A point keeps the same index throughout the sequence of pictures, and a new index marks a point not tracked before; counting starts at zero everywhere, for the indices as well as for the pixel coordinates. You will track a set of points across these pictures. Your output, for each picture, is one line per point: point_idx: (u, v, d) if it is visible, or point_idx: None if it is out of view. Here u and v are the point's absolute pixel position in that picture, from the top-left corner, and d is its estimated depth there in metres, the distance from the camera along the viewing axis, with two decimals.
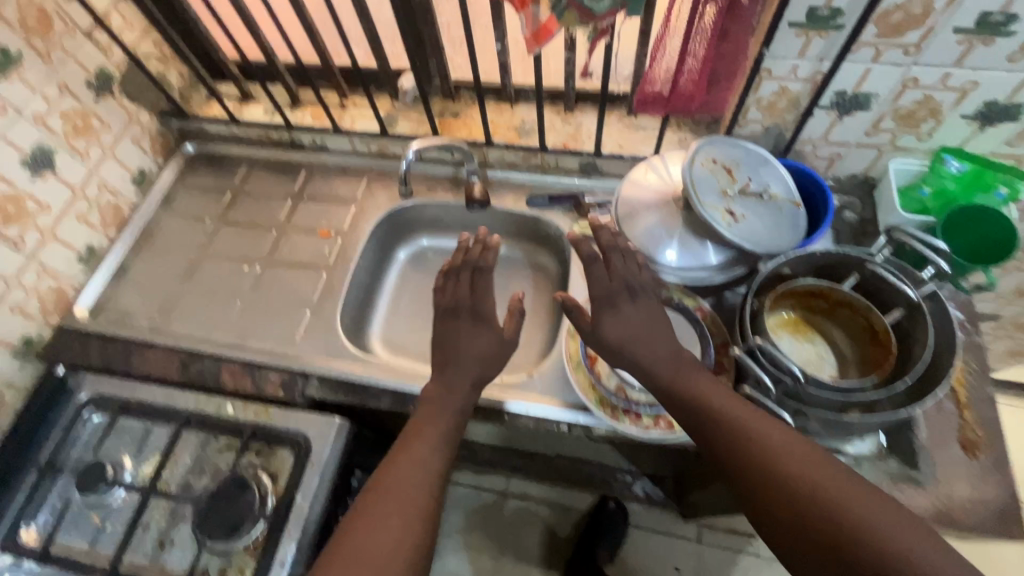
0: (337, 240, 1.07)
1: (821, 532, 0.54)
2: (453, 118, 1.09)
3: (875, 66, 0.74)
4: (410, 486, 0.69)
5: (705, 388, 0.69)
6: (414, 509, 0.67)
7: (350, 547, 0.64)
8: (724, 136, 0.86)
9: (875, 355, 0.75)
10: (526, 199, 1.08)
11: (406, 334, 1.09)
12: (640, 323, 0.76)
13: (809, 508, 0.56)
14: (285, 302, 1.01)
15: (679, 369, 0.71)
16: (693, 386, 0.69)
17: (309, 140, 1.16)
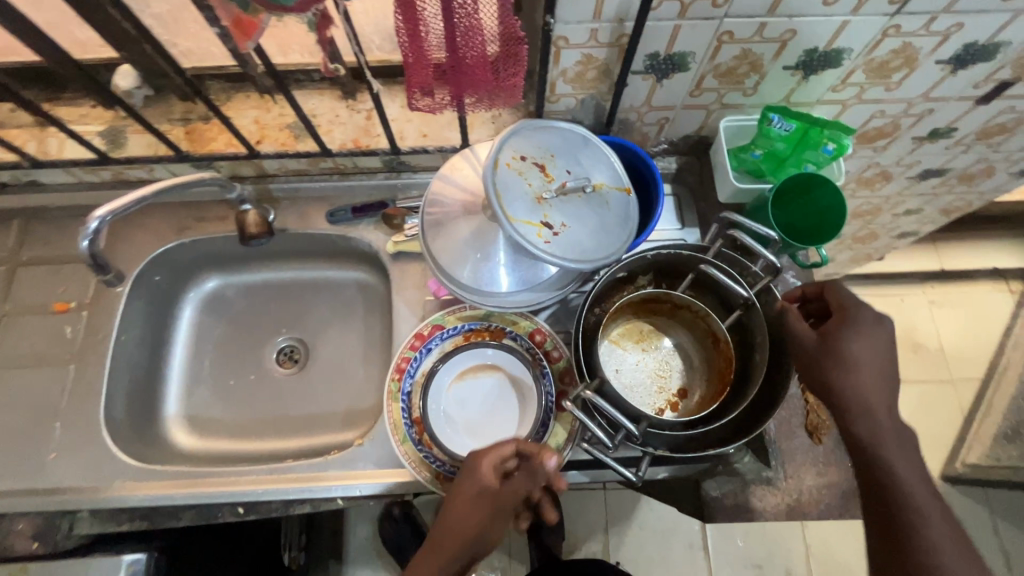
0: (80, 314, 0.80)
1: None
2: (204, 123, 0.82)
3: (683, 22, 0.60)
4: None
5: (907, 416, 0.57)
6: None
7: None
8: (529, 120, 0.70)
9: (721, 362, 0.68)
10: (326, 214, 0.87)
11: (214, 405, 0.88)
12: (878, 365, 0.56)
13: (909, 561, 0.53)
14: (22, 417, 0.76)
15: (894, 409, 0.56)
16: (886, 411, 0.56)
17: (7, 177, 0.83)
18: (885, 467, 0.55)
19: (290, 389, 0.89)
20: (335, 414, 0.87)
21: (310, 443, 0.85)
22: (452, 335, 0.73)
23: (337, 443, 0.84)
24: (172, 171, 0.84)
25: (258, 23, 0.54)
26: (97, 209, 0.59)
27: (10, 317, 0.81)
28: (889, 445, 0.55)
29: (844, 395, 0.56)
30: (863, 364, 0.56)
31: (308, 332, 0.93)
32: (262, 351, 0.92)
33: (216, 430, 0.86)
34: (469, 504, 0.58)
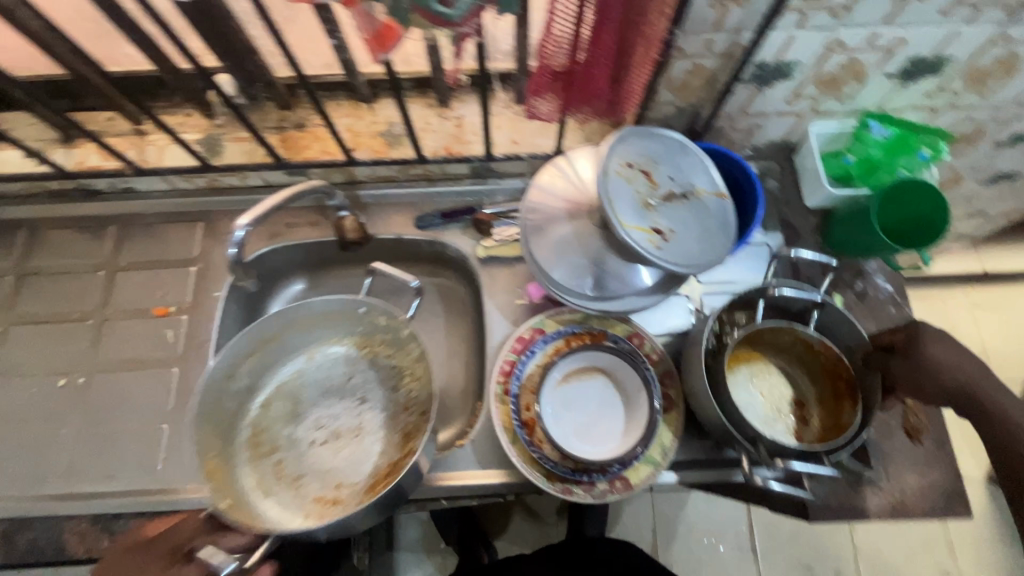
0: (180, 318, 0.82)
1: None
2: (298, 130, 0.85)
3: (799, 32, 0.61)
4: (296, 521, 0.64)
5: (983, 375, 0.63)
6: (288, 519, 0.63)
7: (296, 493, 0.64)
8: (633, 129, 0.72)
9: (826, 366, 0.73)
10: (413, 220, 0.88)
11: (271, 449, 0.78)
12: (964, 352, 0.63)
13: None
14: (130, 419, 0.77)
15: (978, 373, 0.63)
16: (954, 363, 0.63)
17: (107, 185, 0.86)
18: (984, 408, 0.62)
19: (340, 417, 0.80)
20: (379, 431, 0.79)
21: (363, 469, 0.76)
22: (553, 340, 0.74)
23: (386, 462, 0.76)
24: (266, 178, 0.86)
25: (398, 33, 0.54)
26: (241, 216, 0.68)
27: (112, 321, 0.83)
28: (990, 403, 0.62)
29: (943, 376, 0.63)
30: (947, 353, 0.63)
31: (346, 352, 0.85)
32: (303, 381, 0.83)
33: (276, 475, 0.76)
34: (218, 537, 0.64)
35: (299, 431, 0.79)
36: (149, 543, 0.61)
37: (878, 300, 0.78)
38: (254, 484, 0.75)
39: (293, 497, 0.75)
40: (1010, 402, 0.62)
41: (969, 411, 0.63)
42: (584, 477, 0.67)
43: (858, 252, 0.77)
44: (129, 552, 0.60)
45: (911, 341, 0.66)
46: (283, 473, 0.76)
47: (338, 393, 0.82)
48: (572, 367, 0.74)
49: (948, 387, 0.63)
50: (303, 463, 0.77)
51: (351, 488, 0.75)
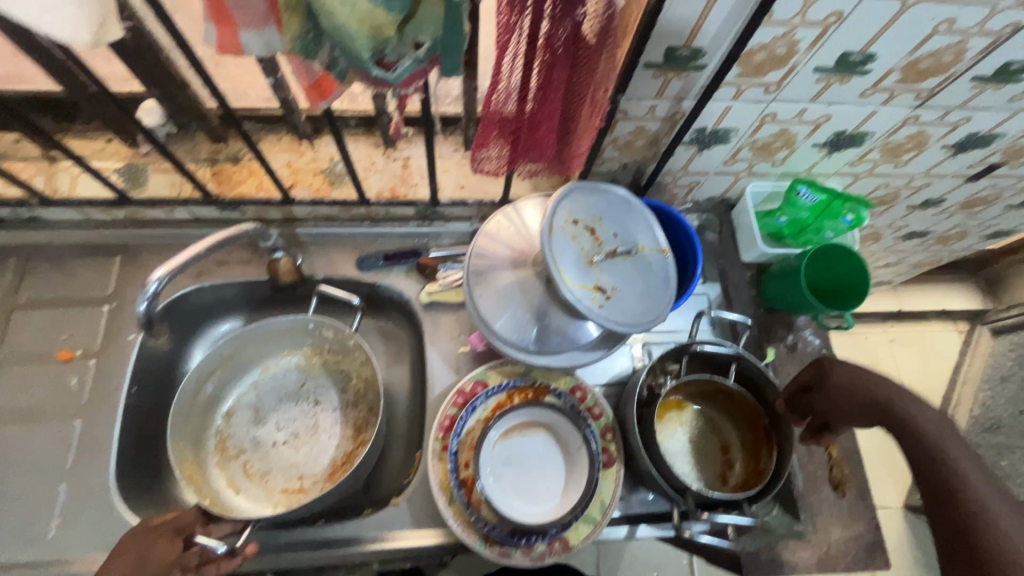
0: (87, 363, 0.75)
1: (959, 555, 0.54)
2: (233, 164, 0.80)
3: (735, 104, 0.64)
4: None
5: (894, 387, 0.63)
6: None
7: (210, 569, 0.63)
8: (578, 184, 0.72)
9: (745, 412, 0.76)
10: (354, 261, 0.85)
11: (241, 450, 0.80)
12: (859, 371, 0.65)
13: (966, 523, 0.54)
14: (19, 479, 0.69)
15: (865, 377, 0.65)
16: (851, 377, 0.65)
17: (8, 213, 0.78)
18: (907, 420, 0.61)
19: (297, 420, 0.82)
20: (336, 428, 0.81)
21: (321, 460, 0.79)
22: (495, 393, 0.73)
23: (342, 453, 0.80)
24: (195, 213, 0.80)
25: (335, 85, 0.52)
26: (156, 268, 0.65)
27: (4, 366, 0.74)
28: (903, 408, 0.61)
29: (841, 390, 0.65)
30: (846, 371, 0.66)
31: (295, 360, 0.85)
32: (261, 386, 0.84)
33: (245, 474, 0.78)
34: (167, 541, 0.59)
35: (263, 433, 0.81)
36: (157, 527, 0.59)
37: (807, 353, 0.82)
38: (226, 483, 0.77)
39: (261, 490, 0.77)
40: (924, 422, 0.60)
41: (887, 420, 0.62)
42: (521, 540, 0.65)
43: (786, 306, 0.81)
44: (138, 541, 0.57)
45: (831, 373, 0.67)
46: (251, 472, 0.78)
47: (292, 395, 0.83)
48: (514, 421, 0.72)
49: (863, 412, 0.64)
50: (269, 459, 0.79)
51: (313, 479, 0.78)
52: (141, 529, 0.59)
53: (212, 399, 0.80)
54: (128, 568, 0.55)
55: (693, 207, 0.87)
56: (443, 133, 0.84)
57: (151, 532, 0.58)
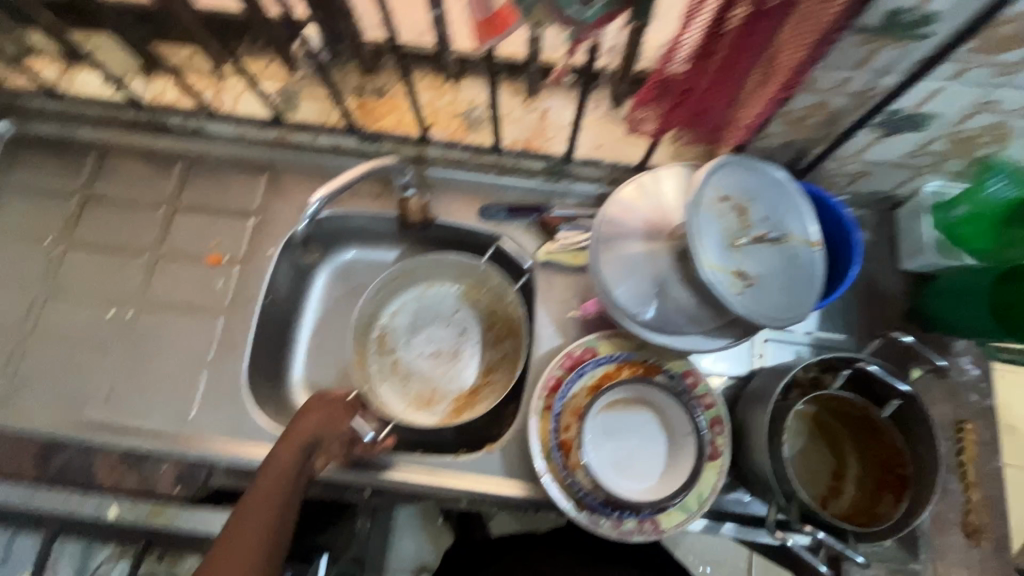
0: (231, 269, 0.82)
1: None
2: (376, 97, 0.81)
3: (951, 85, 0.55)
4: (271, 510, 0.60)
5: None
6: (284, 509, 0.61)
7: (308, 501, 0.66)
8: (733, 158, 0.66)
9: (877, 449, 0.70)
10: (476, 208, 0.85)
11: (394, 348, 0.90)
12: None
13: None
14: (169, 363, 0.78)
15: None
16: None
17: (177, 122, 0.85)
18: None
19: (445, 340, 0.91)
20: (477, 359, 0.90)
21: (457, 382, 0.89)
22: (605, 363, 0.71)
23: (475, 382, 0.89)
24: (336, 141, 0.83)
25: (512, 20, 0.50)
26: (315, 191, 0.70)
27: (163, 261, 0.82)
28: None
29: None
30: None
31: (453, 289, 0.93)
32: (422, 302, 0.93)
33: (393, 370, 0.89)
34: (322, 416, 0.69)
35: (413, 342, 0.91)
36: (333, 404, 0.70)
37: (959, 383, 0.73)
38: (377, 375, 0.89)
39: (401, 388, 0.89)
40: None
41: None
42: (613, 512, 0.64)
43: (945, 327, 0.72)
44: (313, 413, 0.69)
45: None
46: (397, 372, 0.89)
47: (445, 320, 0.92)
48: (621, 395, 0.70)
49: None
50: (415, 366, 0.89)
51: (444, 397, 0.88)
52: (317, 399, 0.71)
53: (381, 303, 0.90)
54: (312, 428, 0.67)
55: (851, 200, 0.78)
56: None
57: (324, 408, 0.69)
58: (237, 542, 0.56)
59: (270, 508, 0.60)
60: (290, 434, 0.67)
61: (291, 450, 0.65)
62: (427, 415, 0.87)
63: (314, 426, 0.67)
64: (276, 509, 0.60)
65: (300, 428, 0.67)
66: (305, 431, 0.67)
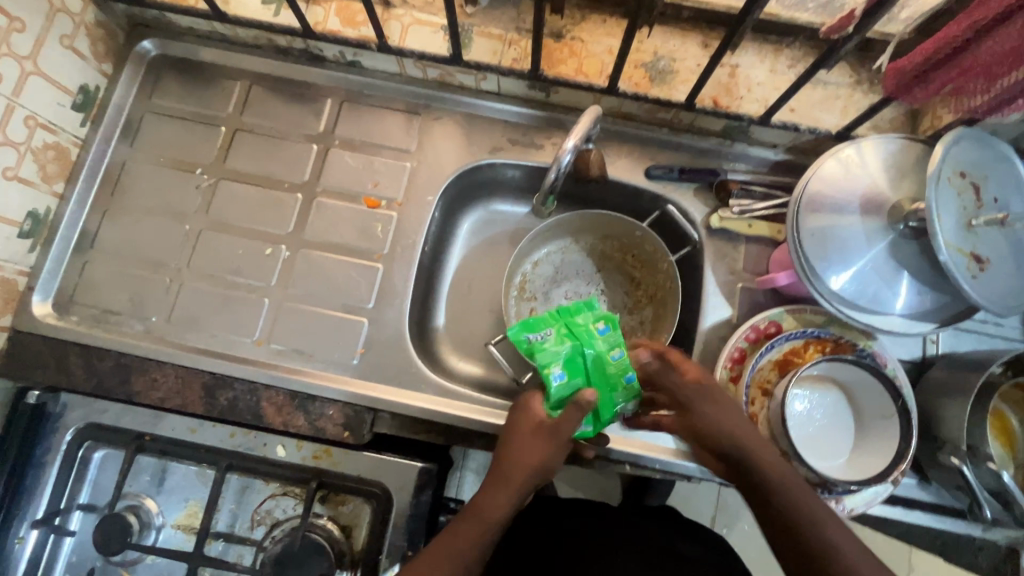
0: (389, 214, 0.79)
1: None
2: (554, 39, 0.76)
3: None
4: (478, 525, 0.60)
5: None
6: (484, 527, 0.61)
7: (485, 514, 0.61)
8: (971, 131, 0.62)
9: None
10: (643, 167, 0.81)
11: (531, 294, 0.89)
12: None
13: None
14: (330, 305, 0.76)
15: None
16: None
17: (335, 53, 0.80)
18: None
19: (584, 297, 0.89)
20: (612, 322, 0.88)
21: None
22: (793, 338, 0.70)
23: None
24: (503, 85, 0.79)
25: None
26: (569, 138, 0.64)
27: (319, 200, 0.79)
28: None
29: None
30: None
31: (601, 249, 0.90)
32: (566, 256, 0.90)
33: (529, 316, 0.88)
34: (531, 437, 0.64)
35: (554, 294, 0.89)
36: (555, 430, 0.64)
37: None
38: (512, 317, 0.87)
39: None
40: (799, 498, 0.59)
41: None
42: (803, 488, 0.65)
43: None
44: (539, 438, 0.64)
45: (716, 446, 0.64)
46: (533, 318, 0.88)
47: (587, 278, 0.89)
48: (813, 373, 0.69)
49: (783, 508, 0.59)
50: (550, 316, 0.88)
51: None
52: (527, 415, 0.66)
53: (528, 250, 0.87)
54: (537, 463, 0.63)
55: None
56: (779, 44, 0.75)
57: (550, 435, 0.64)
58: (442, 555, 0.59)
59: (483, 546, 0.60)
60: (505, 466, 0.64)
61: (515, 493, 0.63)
62: None
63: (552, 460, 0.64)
64: (481, 538, 0.60)
65: (524, 457, 0.64)
66: (532, 466, 0.63)
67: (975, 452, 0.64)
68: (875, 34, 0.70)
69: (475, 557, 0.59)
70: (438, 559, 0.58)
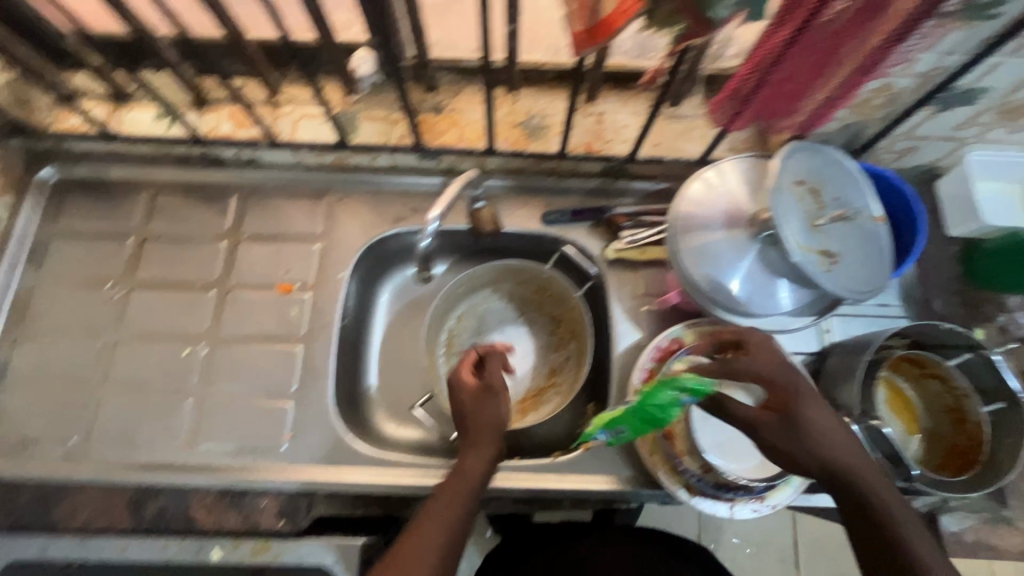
0: (302, 295, 0.81)
1: None
2: (435, 113, 0.83)
3: (1008, 60, 0.59)
4: (450, 494, 0.61)
5: None
6: (463, 487, 0.62)
7: (458, 477, 0.63)
8: (801, 145, 0.69)
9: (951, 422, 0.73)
10: (539, 214, 0.86)
11: (458, 348, 0.92)
12: None
13: None
14: (254, 395, 0.77)
15: None
16: None
17: (233, 155, 0.85)
18: None
19: (511, 343, 0.92)
20: (541, 362, 0.91)
21: (519, 386, 0.90)
22: (695, 351, 0.74)
23: (534, 386, 0.90)
24: (397, 160, 0.84)
25: (618, 24, 0.51)
26: (431, 210, 0.70)
27: (233, 293, 0.81)
28: None
29: None
30: None
31: (520, 294, 0.93)
32: (488, 307, 0.93)
33: None
34: (481, 405, 0.69)
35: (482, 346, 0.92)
36: (489, 388, 0.70)
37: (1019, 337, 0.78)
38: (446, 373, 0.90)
39: None
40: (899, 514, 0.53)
41: None
42: (726, 494, 0.67)
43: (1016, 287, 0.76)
44: (478, 396, 0.70)
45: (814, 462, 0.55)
46: None
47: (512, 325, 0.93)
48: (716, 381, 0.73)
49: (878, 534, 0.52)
50: None
51: (509, 397, 0.89)
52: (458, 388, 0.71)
53: (449, 307, 0.91)
54: (488, 418, 0.67)
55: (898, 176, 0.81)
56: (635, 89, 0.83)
57: (489, 392, 0.70)
58: (430, 526, 0.58)
59: (463, 499, 0.61)
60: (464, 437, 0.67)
61: (478, 447, 0.65)
62: None
63: (484, 425, 0.67)
64: (464, 496, 0.61)
65: (475, 419, 0.68)
66: (485, 419, 0.67)
67: (866, 412, 0.68)
68: (714, 70, 0.79)
69: (458, 512, 0.60)
70: (416, 536, 0.57)
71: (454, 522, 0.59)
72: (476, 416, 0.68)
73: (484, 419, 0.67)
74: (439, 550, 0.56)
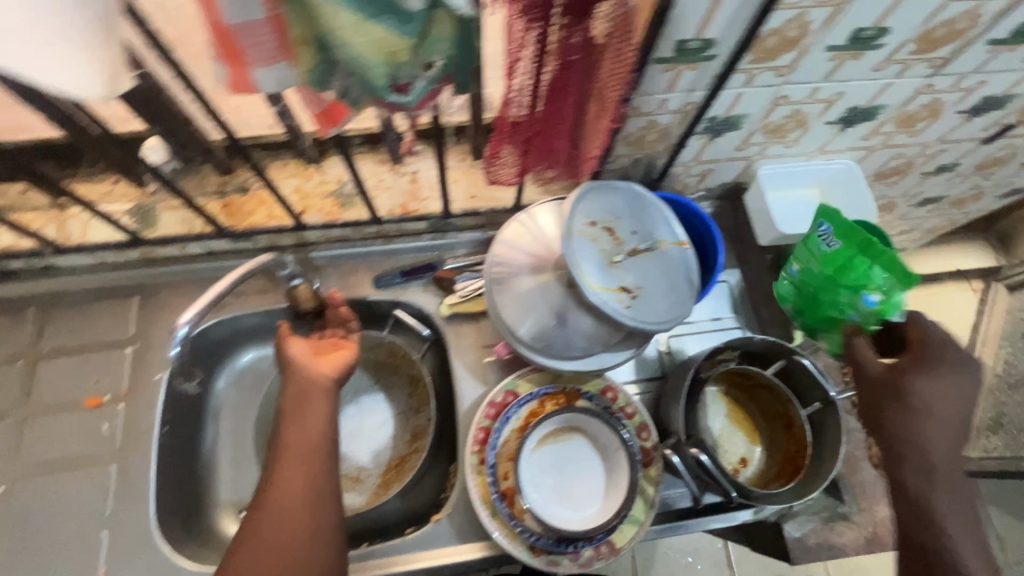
0: (114, 408, 0.75)
1: None
2: (241, 193, 0.80)
3: (747, 90, 0.63)
4: (300, 464, 0.63)
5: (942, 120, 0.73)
6: (309, 455, 0.64)
7: (296, 446, 0.64)
8: (592, 185, 0.70)
9: (784, 429, 0.75)
10: (371, 278, 0.84)
11: None
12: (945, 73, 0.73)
13: None
14: (62, 529, 0.69)
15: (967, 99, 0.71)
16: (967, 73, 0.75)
17: (23, 265, 0.78)
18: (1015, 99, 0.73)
19: (370, 412, 0.88)
20: (400, 429, 0.88)
21: (380, 457, 0.86)
22: (528, 401, 0.73)
23: (396, 455, 0.86)
24: (208, 246, 0.80)
25: (346, 110, 0.49)
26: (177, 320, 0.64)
27: (34, 418, 0.74)
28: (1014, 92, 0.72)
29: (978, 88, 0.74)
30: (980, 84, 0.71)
31: (372, 360, 0.90)
32: None
33: None
34: (308, 365, 0.71)
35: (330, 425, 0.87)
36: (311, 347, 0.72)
37: None
38: None
39: None
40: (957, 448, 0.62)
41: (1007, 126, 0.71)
42: (568, 548, 0.66)
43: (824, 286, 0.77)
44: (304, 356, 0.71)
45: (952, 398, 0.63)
46: None
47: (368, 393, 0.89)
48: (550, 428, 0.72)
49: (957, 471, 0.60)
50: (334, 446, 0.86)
51: (371, 470, 0.85)
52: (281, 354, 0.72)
53: None
54: (317, 375, 0.69)
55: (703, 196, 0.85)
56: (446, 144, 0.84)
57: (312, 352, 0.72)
58: (286, 497, 0.60)
59: (314, 461, 0.63)
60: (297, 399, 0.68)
61: (317, 403, 0.67)
62: (357, 494, 0.83)
63: (302, 391, 0.68)
64: (314, 456, 0.63)
65: (303, 381, 0.69)
66: (316, 373, 0.69)
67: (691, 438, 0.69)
68: None
69: (314, 470, 0.63)
70: (270, 519, 0.59)
71: (309, 484, 0.62)
72: (306, 373, 0.70)
73: (315, 373, 0.69)
74: (296, 523, 0.59)
